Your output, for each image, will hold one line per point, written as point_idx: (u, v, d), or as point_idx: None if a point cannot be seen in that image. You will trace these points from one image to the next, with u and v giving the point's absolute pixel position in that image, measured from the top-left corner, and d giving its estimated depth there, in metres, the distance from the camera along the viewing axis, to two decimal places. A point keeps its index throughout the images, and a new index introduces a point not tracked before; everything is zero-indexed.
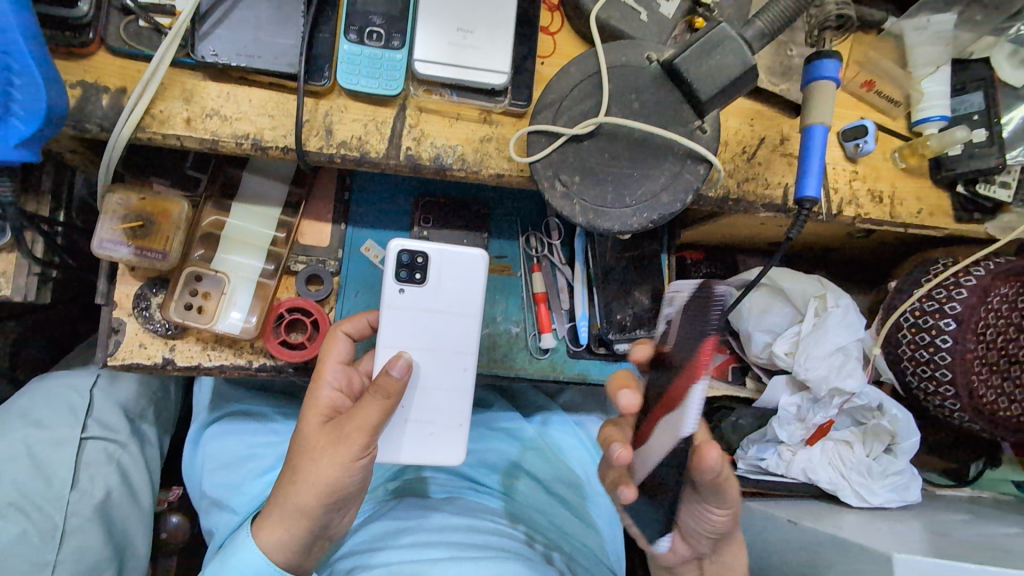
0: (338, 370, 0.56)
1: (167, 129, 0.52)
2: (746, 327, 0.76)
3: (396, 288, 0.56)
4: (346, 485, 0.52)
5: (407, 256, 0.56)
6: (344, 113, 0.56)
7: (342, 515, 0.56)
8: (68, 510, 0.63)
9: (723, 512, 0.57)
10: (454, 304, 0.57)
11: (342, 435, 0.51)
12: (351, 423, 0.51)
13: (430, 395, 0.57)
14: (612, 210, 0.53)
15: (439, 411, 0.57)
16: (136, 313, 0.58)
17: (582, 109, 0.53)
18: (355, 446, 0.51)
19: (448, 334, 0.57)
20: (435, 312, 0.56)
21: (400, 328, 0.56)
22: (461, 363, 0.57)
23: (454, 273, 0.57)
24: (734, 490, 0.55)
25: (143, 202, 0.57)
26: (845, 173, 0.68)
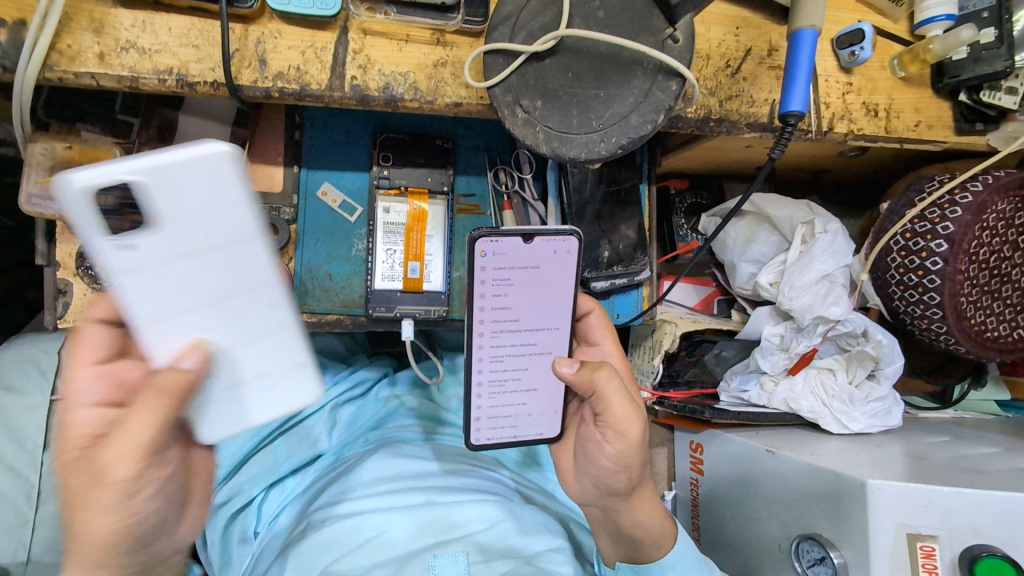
0: (92, 376, 0.40)
1: (79, 67, 0.46)
2: (730, 257, 0.75)
3: (111, 244, 0.34)
4: (142, 520, 0.38)
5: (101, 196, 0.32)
6: (278, 40, 0.50)
7: (171, 532, 0.41)
8: (41, 471, 0.64)
9: (616, 470, 0.50)
10: (212, 236, 0.35)
11: (102, 469, 0.35)
12: (108, 451, 0.35)
13: (239, 352, 0.39)
14: (577, 136, 0.48)
15: (264, 359, 0.40)
16: (81, 273, 0.55)
17: (541, 22, 0.48)
18: (119, 480, 0.35)
19: (225, 274, 0.37)
20: (190, 254, 0.36)
21: (157, 290, 0.36)
22: (263, 299, 0.38)
23: (188, 190, 0.34)
24: (632, 441, 0.49)
25: (72, 152, 0.52)
26: (838, 85, 0.62)
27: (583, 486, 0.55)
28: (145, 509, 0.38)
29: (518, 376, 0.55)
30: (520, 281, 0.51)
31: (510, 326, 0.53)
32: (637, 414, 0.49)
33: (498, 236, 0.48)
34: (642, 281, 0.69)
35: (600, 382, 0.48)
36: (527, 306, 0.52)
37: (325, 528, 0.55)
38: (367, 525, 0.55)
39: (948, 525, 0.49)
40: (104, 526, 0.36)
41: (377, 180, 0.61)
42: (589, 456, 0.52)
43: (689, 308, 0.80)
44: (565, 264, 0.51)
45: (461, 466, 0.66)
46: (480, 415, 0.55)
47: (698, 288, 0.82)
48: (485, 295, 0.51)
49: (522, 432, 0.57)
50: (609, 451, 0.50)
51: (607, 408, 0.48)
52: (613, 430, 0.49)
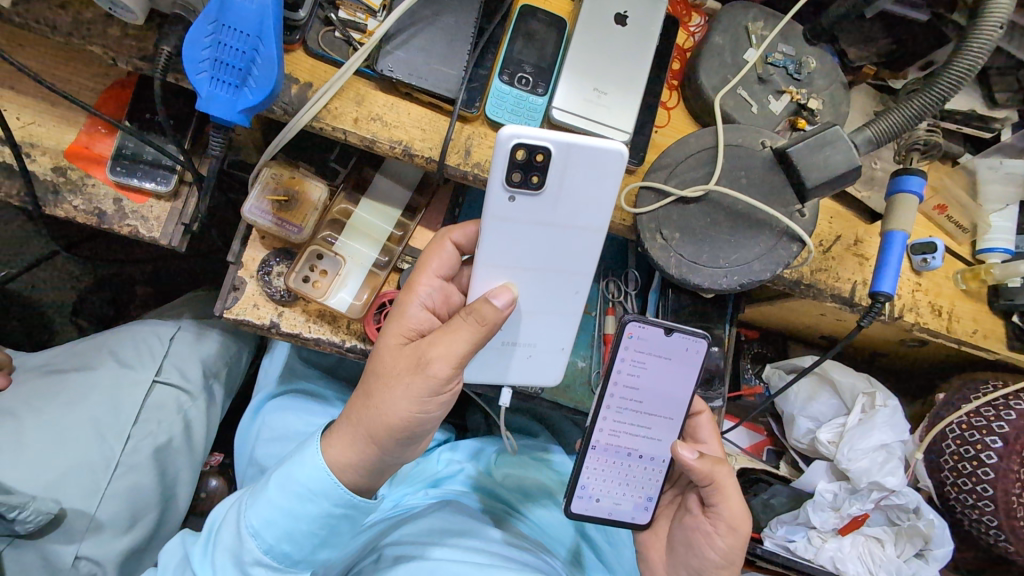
0: (435, 285, 0.59)
1: (338, 123, 0.59)
2: (790, 410, 0.82)
3: (506, 196, 0.53)
4: (423, 416, 0.52)
5: (523, 154, 0.51)
6: (483, 140, 0.63)
7: (414, 445, 0.56)
8: (127, 445, 0.67)
9: (720, 563, 0.58)
10: (567, 215, 0.54)
11: (425, 364, 0.51)
12: (436, 351, 0.51)
13: (533, 320, 0.60)
14: (704, 268, 0.59)
15: (540, 336, 0.61)
16: (258, 275, 0.64)
17: (693, 176, 0.60)
18: (437, 375, 0.51)
19: (560, 249, 0.56)
20: (545, 224, 0.55)
21: (507, 236, 0.55)
22: (569, 283, 0.58)
23: (574, 177, 0.53)
24: (741, 536, 0.57)
25: (291, 181, 0.65)
26: (909, 282, 0.73)
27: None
28: (437, 405, 0.52)
29: (627, 454, 0.62)
30: (652, 366, 0.60)
31: (633, 401, 0.61)
32: (746, 511, 0.57)
33: (646, 324, 0.59)
34: (712, 409, 0.76)
35: (718, 474, 0.57)
36: (652, 389, 0.61)
37: (398, 566, 0.59)
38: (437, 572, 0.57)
39: None
40: (405, 407, 0.51)
41: None
42: (693, 546, 0.59)
43: (741, 448, 0.85)
44: (687, 360, 0.61)
45: (520, 543, 0.66)
46: (585, 483, 0.63)
47: (751, 432, 0.88)
48: (620, 372, 0.60)
49: (618, 510, 0.64)
50: (719, 544, 0.57)
51: (722, 506, 0.57)
52: (725, 524, 0.57)
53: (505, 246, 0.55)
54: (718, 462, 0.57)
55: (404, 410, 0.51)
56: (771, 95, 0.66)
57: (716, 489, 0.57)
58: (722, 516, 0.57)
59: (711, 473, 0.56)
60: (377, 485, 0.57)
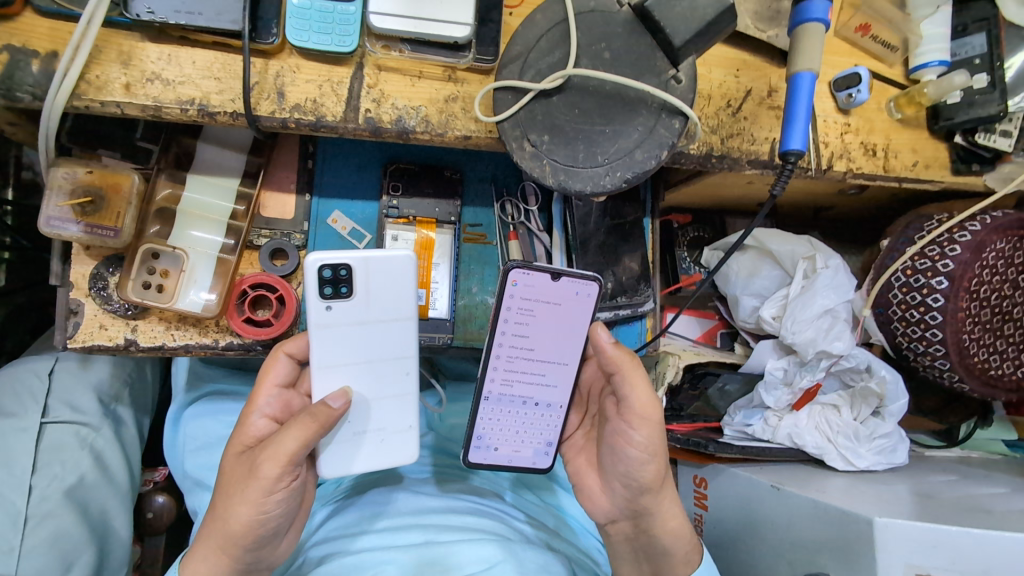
0: (274, 394, 0.51)
1: (105, 96, 0.48)
2: (733, 291, 0.76)
3: (322, 305, 0.50)
4: (268, 520, 0.46)
5: (329, 270, 0.50)
6: (296, 74, 0.52)
7: (274, 547, 0.49)
8: (32, 496, 0.63)
9: (644, 458, 0.53)
10: (386, 311, 0.51)
11: (255, 467, 0.44)
12: (264, 453, 0.44)
13: (379, 406, 0.52)
14: (583, 169, 0.50)
15: (389, 417, 0.53)
16: (93, 293, 0.56)
17: (549, 62, 0.49)
18: (266, 478, 0.44)
19: (388, 341, 0.52)
20: (367, 324, 0.51)
21: (332, 345, 0.51)
22: (404, 367, 0.53)
23: (382, 280, 0.51)
24: (656, 423, 0.53)
25: (92, 176, 0.54)
26: (836, 125, 0.64)
27: (613, 499, 0.57)
28: (281, 505, 0.46)
29: (523, 403, 0.60)
30: (542, 313, 0.57)
31: (525, 350, 0.58)
32: (654, 396, 0.53)
33: (530, 270, 0.55)
34: (645, 312, 0.70)
35: (623, 364, 0.52)
36: (543, 336, 0.58)
37: (323, 566, 0.56)
38: (365, 563, 0.55)
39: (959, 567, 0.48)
40: (244, 515, 0.45)
41: (386, 209, 0.63)
42: (616, 451, 0.54)
43: (692, 340, 0.81)
44: (579, 306, 0.57)
45: (462, 502, 0.65)
46: (481, 434, 0.60)
47: (700, 320, 0.83)
48: (508, 321, 0.57)
49: (518, 456, 0.61)
50: (636, 437, 0.53)
51: (630, 395, 0.52)
52: (637, 415, 0.52)
53: (332, 348, 0.51)
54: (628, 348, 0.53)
55: (244, 520, 0.45)
56: None
57: (625, 381, 0.52)
58: (634, 408, 0.52)
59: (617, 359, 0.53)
60: None
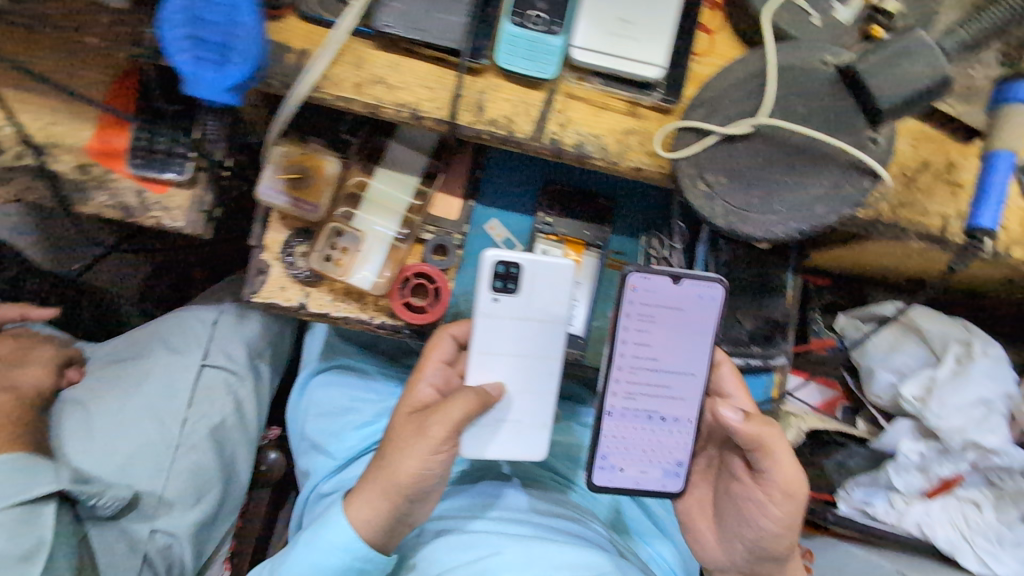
0: (439, 369, 0.57)
1: (339, 92, 0.55)
2: (869, 363, 0.73)
3: (491, 297, 0.57)
4: (430, 477, 0.51)
5: (501, 266, 0.56)
6: (497, 93, 0.57)
7: (427, 504, 0.54)
8: (184, 427, 0.72)
9: (778, 531, 0.55)
10: (544, 311, 0.58)
11: (424, 427, 0.51)
12: (434, 417, 0.51)
13: (521, 400, 0.58)
14: (756, 215, 0.51)
15: (530, 409, 0.59)
16: (281, 258, 0.63)
17: (739, 109, 0.51)
18: (434, 438, 0.50)
19: (538, 340, 0.58)
20: (526, 320, 0.57)
21: (492, 333, 0.57)
22: (550, 366, 0.58)
23: (545, 281, 0.57)
24: (798, 500, 0.53)
25: (303, 157, 0.63)
26: (1019, 210, 0.61)
27: (730, 554, 0.59)
28: (441, 465, 0.51)
29: (648, 417, 0.59)
30: (663, 318, 0.57)
31: (648, 364, 0.58)
32: (800, 473, 0.53)
33: (651, 275, 0.55)
34: (776, 367, 0.69)
35: (766, 439, 0.52)
36: (664, 346, 0.57)
37: (441, 539, 0.59)
38: (478, 543, 0.58)
39: None
40: (410, 468, 0.50)
41: (540, 226, 0.67)
42: (747, 519, 0.56)
43: (811, 406, 0.78)
44: (698, 310, 0.57)
45: (567, 511, 0.66)
46: (606, 453, 0.59)
47: (823, 388, 0.79)
48: (628, 329, 0.57)
49: (646, 479, 0.60)
50: (773, 512, 0.54)
51: (770, 474, 0.53)
52: (781, 491, 0.53)
53: (492, 337, 0.57)
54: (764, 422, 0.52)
55: (408, 472, 0.50)
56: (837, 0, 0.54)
57: (768, 459, 0.52)
58: (774, 487, 0.53)
59: (754, 439, 0.52)
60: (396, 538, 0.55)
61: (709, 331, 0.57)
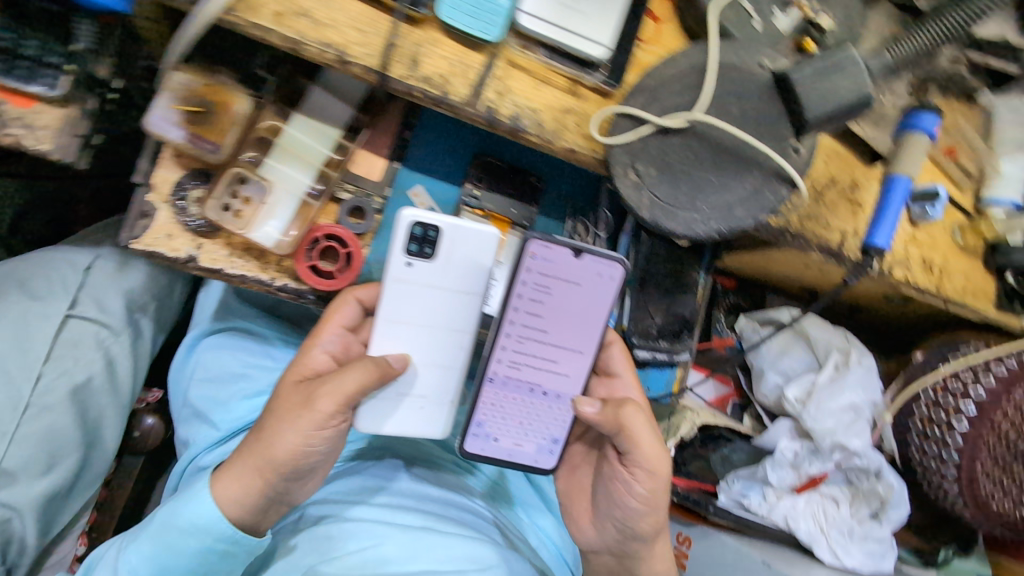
0: (337, 334, 0.54)
1: (255, 19, 0.48)
2: (760, 365, 0.79)
3: (404, 261, 0.54)
4: (311, 453, 0.47)
5: (419, 228, 0.53)
6: (435, 48, 0.54)
7: (304, 482, 0.50)
8: (38, 385, 0.61)
9: (643, 509, 0.54)
10: (459, 283, 0.55)
11: (311, 399, 0.46)
12: (324, 388, 0.46)
13: (425, 373, 0.56)
14: (681, 211, 0.52)
15: (434, 385, 0.57)
16: (171, 202, 0.55)
17: (675, 102, 0.52)
18: (322, 412, 0.45)
19: (451, 311, 0.56)
20: (439, 290, 0.55)
21: (402, 299, 0.54)
22: (460, 341, 0.57)
23: (464, 250, 0.54)
24: (660, 478, 0.53)
25: (207, 88, 0.54)
26: (903, 233, 0.67)
27: (601, 532, 0.59)
28: (326, 442, 0.47)
29: (530, 390, 0.58)
30: (558, 291, 0.55)
31: (537, 337, 0.57)
32: (661, 451, 0.52)
33: (551, 244, 0.53)
34: (679, 362, 0.72)
35: (630, 422, 0.51)
36: (556, 321, 0.56)
37: (321, 525, 0.56)
38: (363, 534, 0.55)
39: None
40: (290, 444, 0.46)
41: (467, 198, 0.64)
42: (615, 498, 0.56)
43: (706, 401, 0.83)
44: (595, 290, 0.56)
45: (460, 499, 0.65)
46: (482, 420, 0.59)
47: (718, 385, 0.85)
48: (522, 297, 0.55)
49: (519, 451, 0.60)
50: (638, 490, 0.54)
51: (643, 459, 0.52)
52: (644, 472, 0.52)
53: (400, 304, 0.54)
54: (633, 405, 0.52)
55: (287, 449, 0.45)
56: (778, 8, 0.55)
57: (629, 439, 0.51)
58: (637, 467, 0.53)
59: (615, 413, 0.51)
60: (270, 518, 0.50)
61: (601, 314, 0.56)
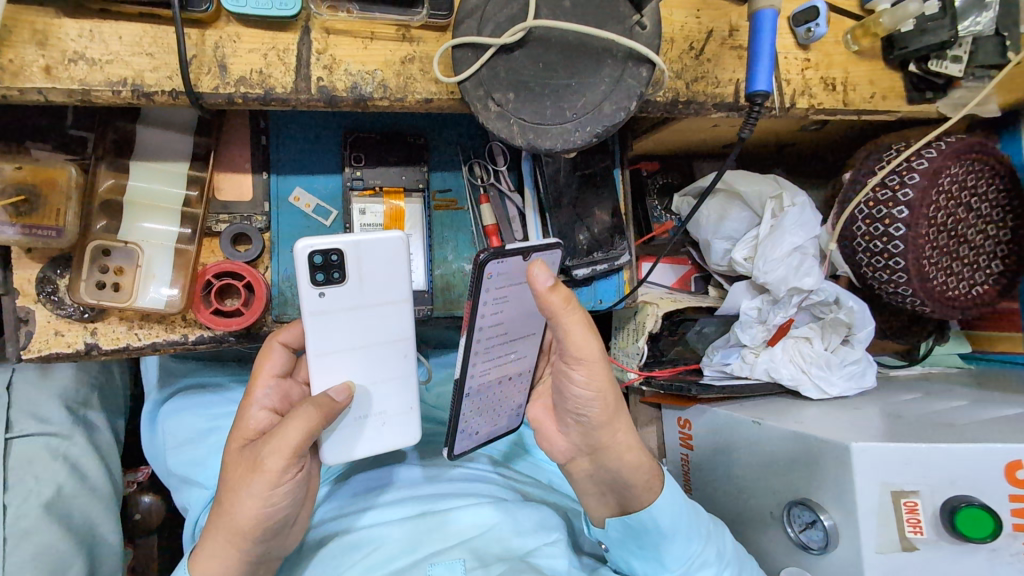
0: (271, 385, 0.53)
1: (24, 82, 0.44)
2: (704, 235, 0.77)
3: (315, 293, 0.49)
4: (275, 512, 0.47)
5: (319, 255, 0.49)
6: (237, 43, 0.48)
7: (282, 535, 0.50)
8: (9, 514, 0.60)
9: (590, 395, 0.52)
10: (381, 295, 0.52)
11: (259, 461, 0.45)
12: (268, 447, 0.45)
13: (378, 391, 0.54)
14: (551, 126, 0.48)
15: (390, 399, 0.55)
16: (43, 299, 0.52)
17: (508, 14, 0.47)
18: (272, 471, 0.45)
19: (382, 326, 0.53)
20: (362, 309, 0.51)
21: (327, 331, 0.51)
22: (402, 350, 0.54)
23: (376, 262, 0.51)
24: (596, 363, 0.50)
25: (22, 172, 0.50)
26: (797, 61, 0.64)
27: (570, 437, 0.57)
28: (287, 497, 0.47)
29: (499, 382, 0.61)
30: (514, 296, 0.55)
31: (501, 337, 0.57)
32: (592, 336, 0.49)
33: (504, 260, 0.51)
34: (622, 266, 0.70)
35: (559, 310, 0.48)
36: (516, 318, 0.57)
37: (325, 546, 0.57)
38: (363, 540, 0.56)
39: (928, 479, 0.51)
40: (251, 509, 0.45)
41: (351, 181, 0.60)
42: (564, 392, 0.53)
43: (667, 287, 0.82)
44: None
45: (455, 471, 0.66)
46: (465, 425, 0.61)
47: (675, 267, 0.84)
48: (484, 314, 0.54)
49: (496, 429, 0.65)
50: (578, 379, 0.51)
51: (575, 346, 0.49)
52: (574, 358, 0.50)
53: (330, 335, 0.51)
54: (568, 294, 0.48)
55: (250, 514, 0.45)
56: None
57: (560, 328, 0.49)
58: (570, 354, 0.50)
59: (555, 300, 0.48)
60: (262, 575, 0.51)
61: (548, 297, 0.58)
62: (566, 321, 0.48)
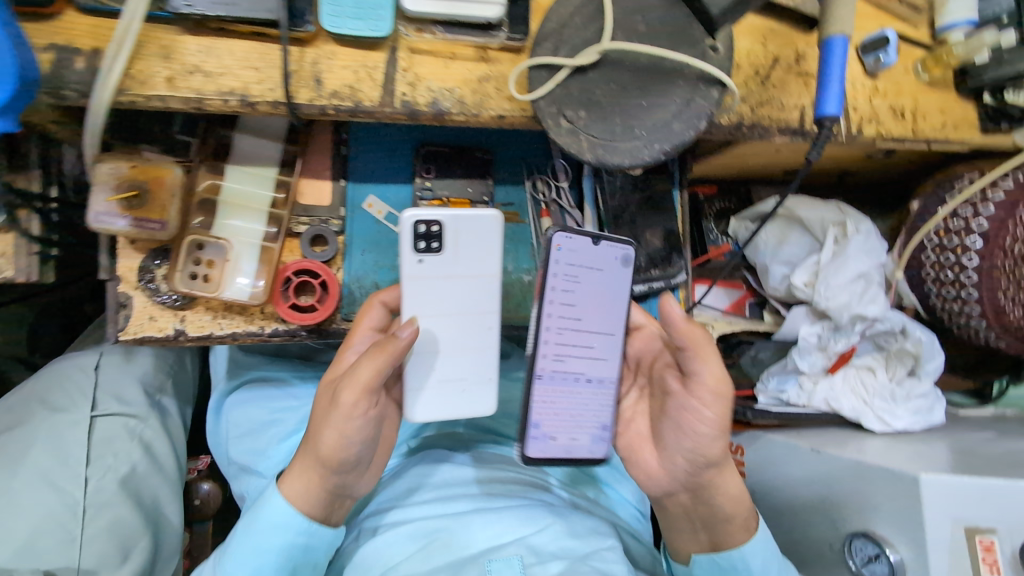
0: (368, 337, 0.55)
1: (150, 91, 0.49)
2: (762, 259, 0.77)
3: (414, 258, 0.53)
4: (350, 445, 0.50)
5: (422, 224, 0.53)
6: (332, 60, 0.53)
7: (359, 474, 0.54)
8: (89, 487, 0.64)
9: (713, 434, 0.53)
10: (473, 267, 0.55)
11: (336, 394, 0.49)
12: (345, 383, 0.49)
13: (459, 358, 0.56)
14: (621, 143, 0.50)
15: (467, 367, 0.57)
16: (141, 286, 0.57)
17: (583, 38, 0.50)
18: (344, 403, 0.48)
19: (469, 296, 0.55)
20: (454, 277, 0.54)
21: (422, 295, 0.54)
22: (486, 323, 0.56)
23: (469, 236, 0.54)
24: (728, 400, 0.53)
25: (136, 170, 0.55)
26: (864, 89, 0.64)
27: (665, 469, 0.56)
28: (361, 434, 0.50)
29: (575, 380, 0.59)
30: (586, 279, 0.57)
31: (576, 322, 0.58)
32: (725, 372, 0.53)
33: (574, 235, 0.56)
34: (679, 284, 0.70)
35: (697, 342, 0.52)
36: (590, 306, 0.58)
37: (382, 534, 0.58)
38: (421, 531, 0.58)
39: (1006, 518, 0.49)
40: (330, 438, 0.49)
41: (421, 192, 0.64)
42: (683, 428, 0.54)
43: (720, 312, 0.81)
44: (615, 271, 0.58)
45: (503, 474, 0.67)
46: (537, 421, 0.58)
47: (728, 291, 0.82)
48: (556, 288, 0.57)
49: (575, 446, 0.60)
50: (708, 415, 0.53)
51: (714, 380, 0.52)
52: (711, 393, 0.52)
53: (424, 298, 0.54)
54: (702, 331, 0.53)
55: (328, 442, 0.49)
56: None
57: (696, 360, 0.52)
58: (702, 388, 0.52)
59: (691, 333, 0.52)
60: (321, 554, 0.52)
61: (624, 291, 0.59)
62: (706, 357, 0.52)
